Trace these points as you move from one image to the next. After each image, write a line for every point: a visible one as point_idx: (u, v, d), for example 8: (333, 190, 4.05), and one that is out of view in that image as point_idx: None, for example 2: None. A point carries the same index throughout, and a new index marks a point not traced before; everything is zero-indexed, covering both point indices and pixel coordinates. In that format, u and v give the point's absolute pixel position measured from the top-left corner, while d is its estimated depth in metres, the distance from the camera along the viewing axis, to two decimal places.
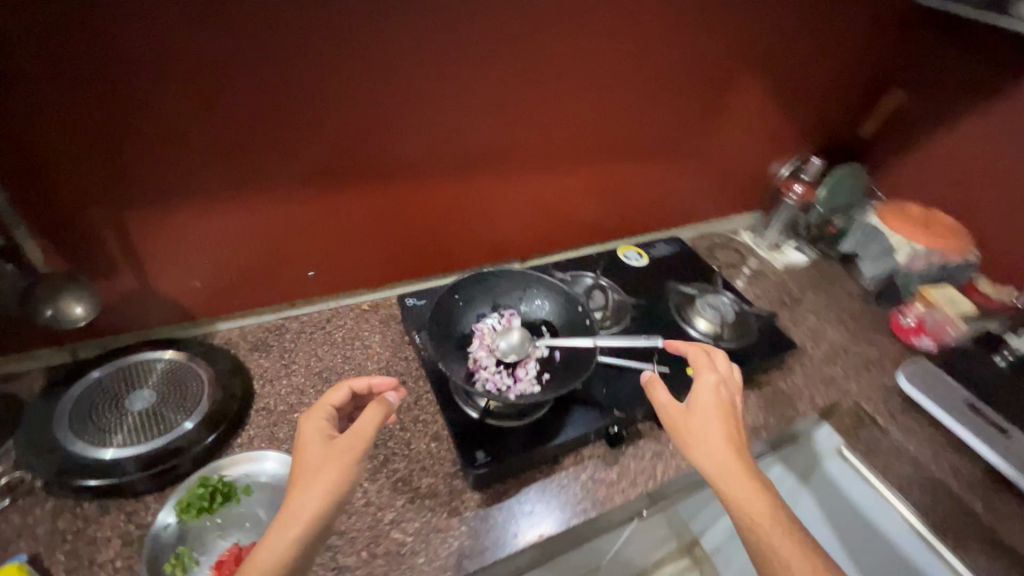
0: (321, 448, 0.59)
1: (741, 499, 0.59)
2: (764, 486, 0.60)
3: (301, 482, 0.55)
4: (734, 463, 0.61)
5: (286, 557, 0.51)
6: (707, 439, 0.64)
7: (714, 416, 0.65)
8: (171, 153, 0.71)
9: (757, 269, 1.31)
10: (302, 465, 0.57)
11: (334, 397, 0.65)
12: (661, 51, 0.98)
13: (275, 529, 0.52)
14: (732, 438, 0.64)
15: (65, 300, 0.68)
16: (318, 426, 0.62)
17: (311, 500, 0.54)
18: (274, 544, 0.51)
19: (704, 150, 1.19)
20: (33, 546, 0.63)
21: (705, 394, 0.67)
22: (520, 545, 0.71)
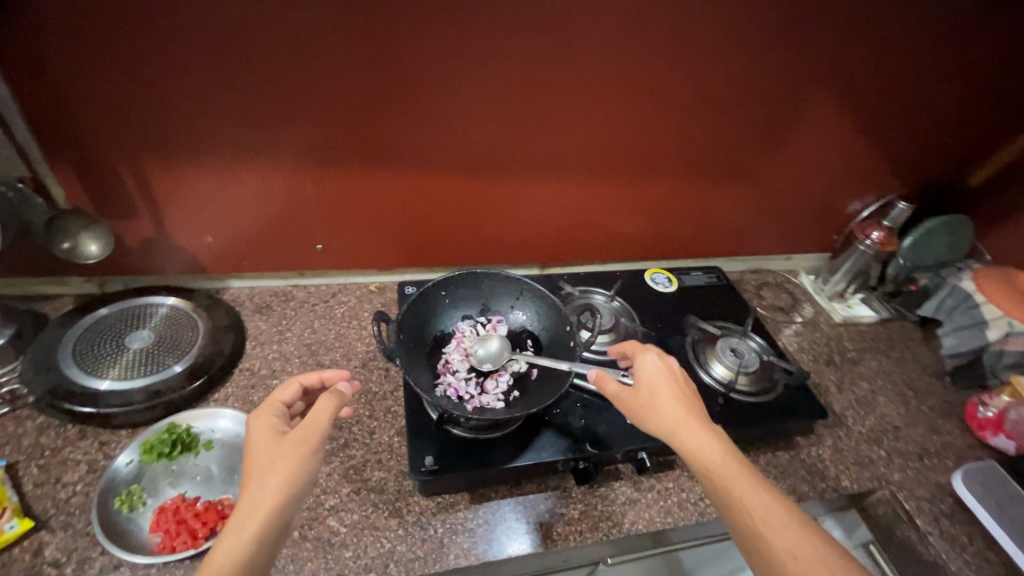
0: (272, 441, 0.54)
1: (710, 457, 0.56)
2: (725, 438, 0.58)
3: (255, 475, 0.51)
4: (693, 425, 0.59)
5: (246, 555, 0.46)
6: (663, 411, 0.61)
7: (665, 386, 0.63)
8: (191, 115, 0.74)
9: (809, 318, 1.15)
10: (252, 461, 0.53)
11: (283, 393, 0.62)
12: (727, 66, 0.86)
13: (230, 529, 0.47)
14: (686, 402, 0.62)
15: (83, 238, 0.75)
16: (267, 422, 0.57)
17: (267, 493, 0.49)
18: (231, 542, 0.46)
19: (765, 179, 1.06)
20: (16, 454, 0.69)
21: (650, 367, 0.65)
22: (452, 564, 0.67)
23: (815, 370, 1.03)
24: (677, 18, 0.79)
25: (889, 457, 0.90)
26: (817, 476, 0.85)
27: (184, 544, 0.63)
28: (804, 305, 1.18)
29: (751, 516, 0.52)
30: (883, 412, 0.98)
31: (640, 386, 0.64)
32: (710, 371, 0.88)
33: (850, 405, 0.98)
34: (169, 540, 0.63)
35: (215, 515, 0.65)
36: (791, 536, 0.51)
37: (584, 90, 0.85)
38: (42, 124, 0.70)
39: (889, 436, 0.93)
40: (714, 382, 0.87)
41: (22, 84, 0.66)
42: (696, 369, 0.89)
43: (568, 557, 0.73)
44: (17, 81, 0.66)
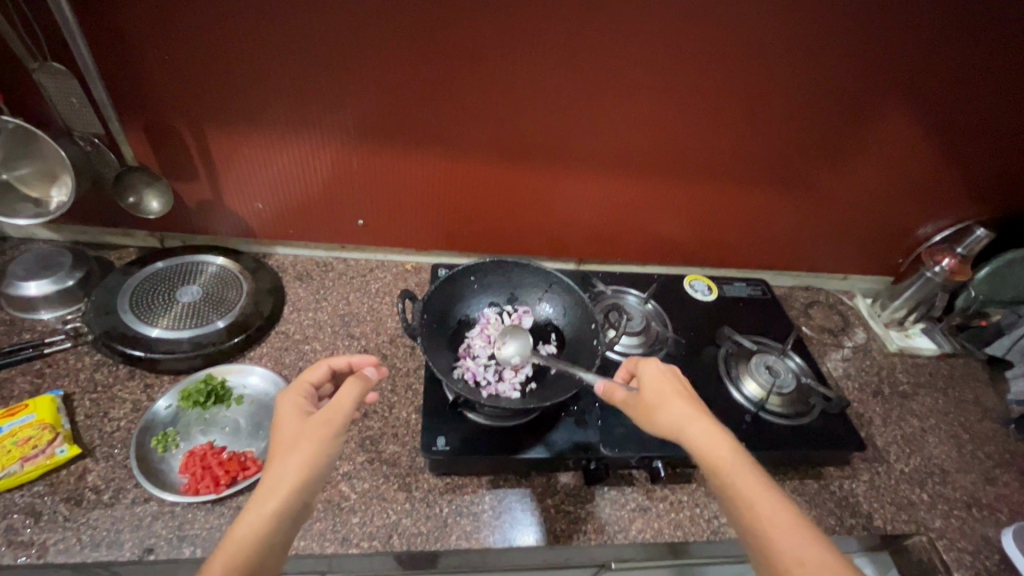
0: (297, 423, 0.56)
1: (721, 457, 0.56)
2: (733, 440, 0.58)
3: (278, 455, 0.53)
4: (704, 424, 0.59)
5: (265, 529, 0.48)
6: (672, 410, 0.60)
7: (672, 388, 0.63)
8: (251, 86, 0.77)
9: (859, 344, 1.08)
10: (278, 441, 0.54)
11: (312, 374, 0.62)
12: (795, 69, 0.81)
13: (251, 505, 0.49)
14: (692, 403, 0.61)
15: (147, 195, 0.85)
16: (295, 404, 0.59)
17: (287, 474, 0.51)
18: (254, 517, 0.48)
19: (826, 192, 0.99)
20: (73, 386, 0.76)
21: (654, 369, 0.65)
22: (453, 544, 0.68)
23: (859, 399, 0.97)
24: (742, 15, 0.75)
25: (931, 502, 0.83)
26: (846, 510, 0.80)
27: (206, 488, 0.67)
28: (856, 329, 1.11)
29: (765, 516, 0.51)
30: (931, 452, 0.90)
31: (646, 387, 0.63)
32: (741, 388, 0.84)
33: (895, 441, 0.91)
34: (194, 483, 0.67)
35: (237, 466, 0.69)
36: (801, 537, 0.50)
37: (637, 85, 0.82)
38: (119, 86, 0.75)
39: (935, 480, 0.86)
40: (744, 400, 0.83)
41: (103, 48, 0.71)
42: (726, 384, 0.85)
43: (570, 555, 0.73)
44: (99, 44, 0.71)
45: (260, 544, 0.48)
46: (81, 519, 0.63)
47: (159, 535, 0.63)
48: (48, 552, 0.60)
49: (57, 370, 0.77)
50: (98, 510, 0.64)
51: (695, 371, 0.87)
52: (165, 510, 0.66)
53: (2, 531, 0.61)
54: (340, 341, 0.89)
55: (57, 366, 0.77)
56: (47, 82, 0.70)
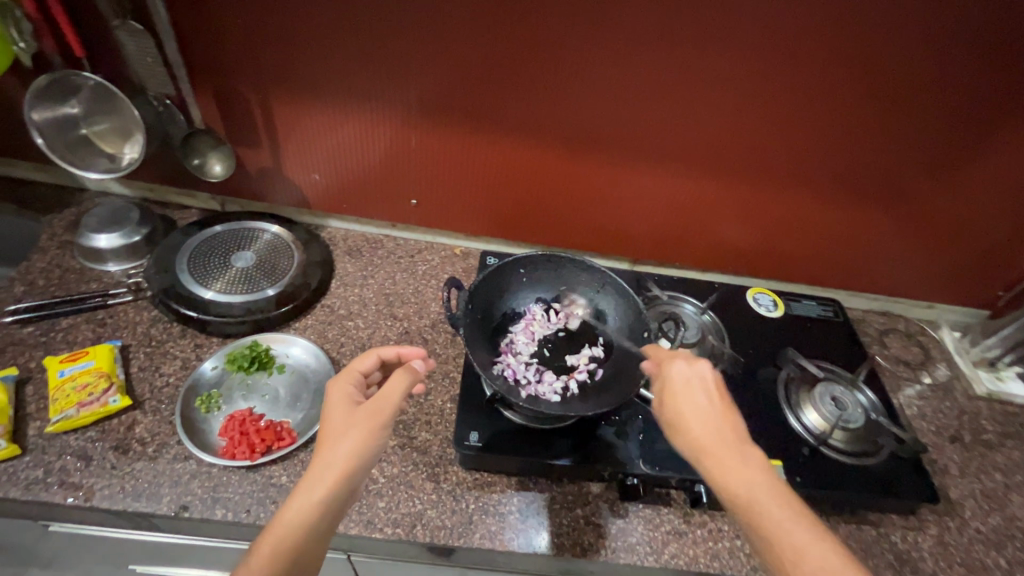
0: (347, 411, 0.55)
1: (742, 493, 0.51)
2: (763, 470, 0.52)
3: (327, 442, 0.52)
4: (727, 455, 0.53)
5: (312, 516, 0.48)
6: (692, 433, 0.55)
7: (699, 403, 0.57)
8: (317, 55, 0.76)
9: (940, 382, 0.97)
10: (327, 428, 0.53)
11: (362, 362, 0.61)
12: (905, 67, 0.72)
13: (297, 492, 0.49)
14: (719, 422, 0.55)
15: (211, 158, 0.86)
16: (344, 392, 0.57)
17: (336, 463, 0.50)
18: (299, 504, 0.48)
19: (922, 211, 0.89)
20: (130, 338, 0.79)
21: (679, 376, 0.59)
22: (475, 543, 0.66)
23: (934, 444, 0.87)
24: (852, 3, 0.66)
25: (1010, 569, 0.74)
26: (908, 566, 0.72)
27: (242, 454, 0.68)
28: (938, 364, 1.00)
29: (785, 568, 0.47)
30: (1015, 513, 0.80)
31: (667, 400, 0.58)
32: (801, 418, 0.77)
33: (972, 495, 0.81)
34: (232, 447, 0.68)
35: (273, 435, 0.70)
36: None
37: (720, 76, 0.75)
38: (194, 49, 0.76)
39: (1016, 544, 0.76)
40: (804, 430, 0.76)
41: (180, 9, 0.72)
42: (785, 412, 0.78)
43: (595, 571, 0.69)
44: (177, 5, 0.71)
45: (305, 533, 0.47)
46: (126, 468, 0.66)
47: (195, 493, 0.65)
48: (95, 496, 0.63)
49: (117, 321, 0.80)
50: (141, 462, 0.67)
51: (751, 392, 0.80)
52: (203, 470, 0.67)
53: (56, 470, 0.64)
54: (382, 321, 0.88)
55: (117, 317, 0.81)
56: (127, 41, 0.72)
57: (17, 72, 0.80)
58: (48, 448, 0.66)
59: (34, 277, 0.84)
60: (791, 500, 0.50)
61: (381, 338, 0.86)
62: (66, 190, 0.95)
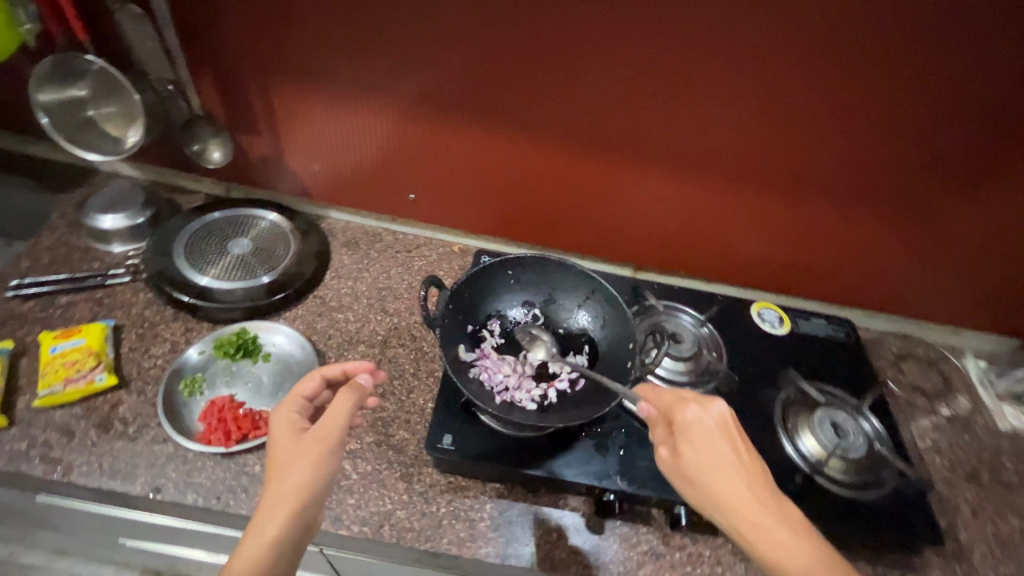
0: (291, 441, 0.54)
1: (788, 562, 0.46)
2: (802, 530, 0.48)
3: (273, 476, 0.51)
4: (764, 517, 0.49)
5: (266, 556, 0.48)
6: (720, 493, 0.51)
7: (722, 456, 0.52)
8: (316, 44, 0.76)
9: (960, 414, 0.90)
10: (272, 462, 0.53)
11: (305, 386, 0.60)
12: (926, 72, 0.68)
13: (248, 533, 0.49)
14: (748, 477, 0.51)
15: (211, 145, 0.86)
16: (288, 421, 0.57)
17: (283, 498, 0.50)
18: (253, 545, 0.48)
19: (946, 230, 0.83)
20: (124, 319, 0.80)
21: (696, 424, 0.55)
22: (443, 548, 0.65)
23: (947, 480, 0.81)
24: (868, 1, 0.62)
25: None
26: None
27: (218, 441, 0.68)
28: (960, 395, 0.93)
29: None
30: None
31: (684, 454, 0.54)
32: (797, 443, 0.73)
33: (984, 539, 0.75)
34: (208, 433, 0.69)
35: (250, 424, 0.70)
36: None
37: (727, 77, 0.72)
38: (197, 35, 0.76)
39: None
40: (799, 456, 0.72)
41: None
42: (780, 435, 0.74)
43: None
44: None
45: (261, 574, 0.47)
46: (105, 447, 0.67)
47: (169, 476, 0.66)
48: (73, 472, 0.65)
49: (114, 301, 0.82)
50: (121, 442, 0.68)
51: (745, 412, 0.76)
52: (179, 454, 0.68)
53: (39, 444, 0.66)
54: (372, 315, 0.88)
55: (114, 296, 0.82)
56: (131, 25, 0.73)
57: (32, 53, 0.82)
58: (34, 422, 0.68)
59: (40, 253, 0.86)
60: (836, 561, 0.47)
61: (369, 333, 0.85)
62: (78, 170, 0.97)
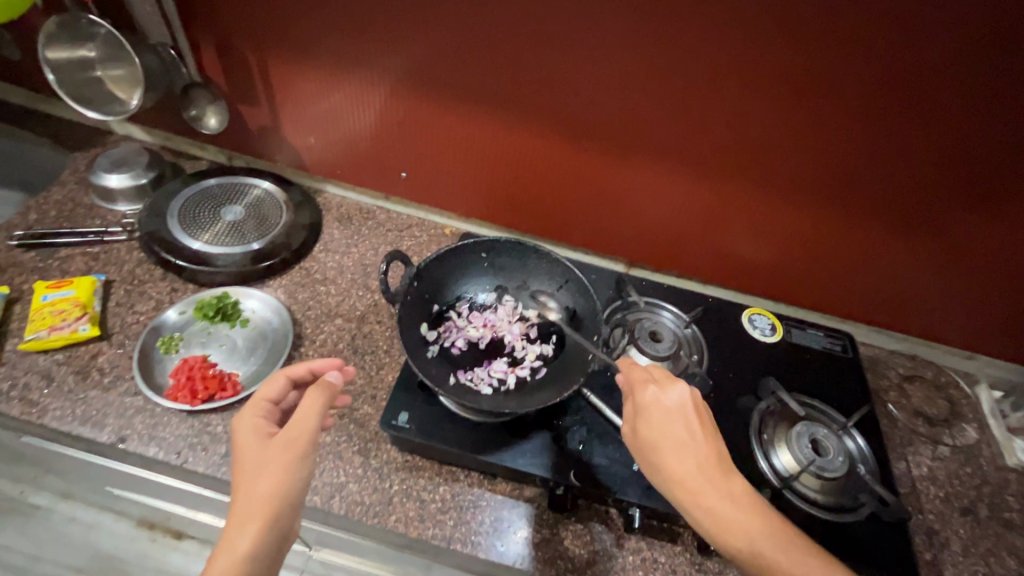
0: (258, 448, 0.52)
1: (732, 537, 0.48)
2: (749, 507, 0.49)
3: (241, 486, 0.49)
4: (711, 495, 0.50)
5: (240, 572, 0.46)
6: (670, 472, 0.52)
7: (676, 435, 0.53)
8: (308, 15, 0.76)
9: (965, 444, 0.84)
10: (240, 470, 0.51)
11: (271, 390, 0.58)
12: (940, 73, 0.62)
13: (221, 547, 0.47)
14: (700, 457, 0.52)
15: (208, 111, 0.90)
16: (253, 426, 0.54)
17: (255, 507, 0.48)
18: (227, 557, 0.46)
19: (961, 246, 0.77)
20: (115, 275, 0.83)
21: (654, 404, 0.55)
22: (391, 524, 0.65)
23: (938, 512, 0.75)
24: None
25: None
26: None
27: (184, 398, 0.70)
28: (967, 425, 0.86)
29: None
30: None
31: (642, 433, 0.55)
32: (772, 457, 0.69)
33: None
34: (176, 389, 0.70)
35: (217, 384, 0.71)
36: None
37: (721, 69, 0.68)
38: (194, 1, 0.78)
39: None
40: (772, 471, 0.68)
41: None
42: (755, 448, 0.70)
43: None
44: None
45: None
46: (80, 394, 0.70)
47: (135, 428, 0.68)
48: (46, 415, 0.68)
49: (109, 257, 0.85)
50: (95, 391, 0.70)
51: (718, 419, 0.73)
52: (148, 408, 0.70)
53: (20, 386, 0.69)
54: (354, 290, 0.88)
55: (110, 253, 0.85)
56: None
57: (48, 15, 0.85)
58: (18, 364, 0.71)
59: (48, 208, 0.91)
60: (780, 536, 0.49)
61: (348, 307, 0.85)
62: (93, 131, 1.01)
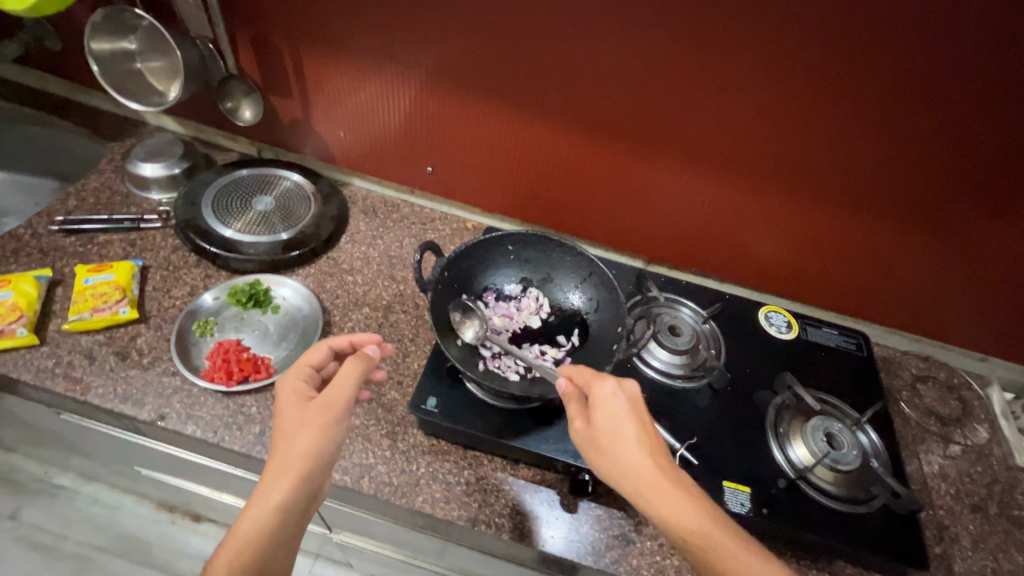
0: (298, 410, 0.55)
1: (687, 526, 0.49)
2: (697, 498, 0.51)
3: (280, 444, 0.53)
4: (665, 483, 0.51)
5: (273, 521, 0.50)
6: (625, 462, 0.52)
7: (628, 429, 0.54)
8: (344, 12, 0.78)
9: (976, 444, 0.85)
10: (280, 427, 0.55)
11: (313, 355, 0.61)
12: (957, 78, 0.63)
13: (256, 498, 0.51)
14: (650, 448, 0.53)
15: (243, 104, 0.93)
16: (295, 388, 0.58)
17: (291, 464, 0.51)
18: (259, 508, 0.50)
19: (973, 246, 0.78)
20: (151, 260, 0.86)
21: (606, 399, 0.56)
22: (418, 505, 0.67)
23: (948, 508, 0.77)
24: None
25: None
26: None
27: (219, 380, 0.72)
28: (978, 425, 0.88)
29: None
30: None
31: (597, 425, 0.55)
32: (787, 450, 0.71)
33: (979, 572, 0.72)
34: (212, 371, 0.73)
35: (251, 367, 0.74)
36: None
37: (744, 71, 0.70)
38: None
39: None
40: (788, 463, 0.70)
41: None
42: (771, 441, 0.72)
43: (534, 557, 0.68)
44: None
45: (269, 537, 0.50)
46: (121, 373, 0.73)
47: (173, 407, 0.71)
48: (90, 392, 0.71)
49: (145, 243, 0.88)
50: (135, 370, 0.73)
51: (735, 412, 0.75)
52: (185, 387, 0.73)
53: (64, 363, 0.73)
54: (380, 280, 0.90)
55: (146, 240, 0.88)
56: None
57: (92, 8, 0.88)
58: (61, 343, 0.74)
59: (86, 194, 0.94)
60: (724, 521, 0.50)
61: (375, 297, 0.88)
62: (128, 122, 1.04)
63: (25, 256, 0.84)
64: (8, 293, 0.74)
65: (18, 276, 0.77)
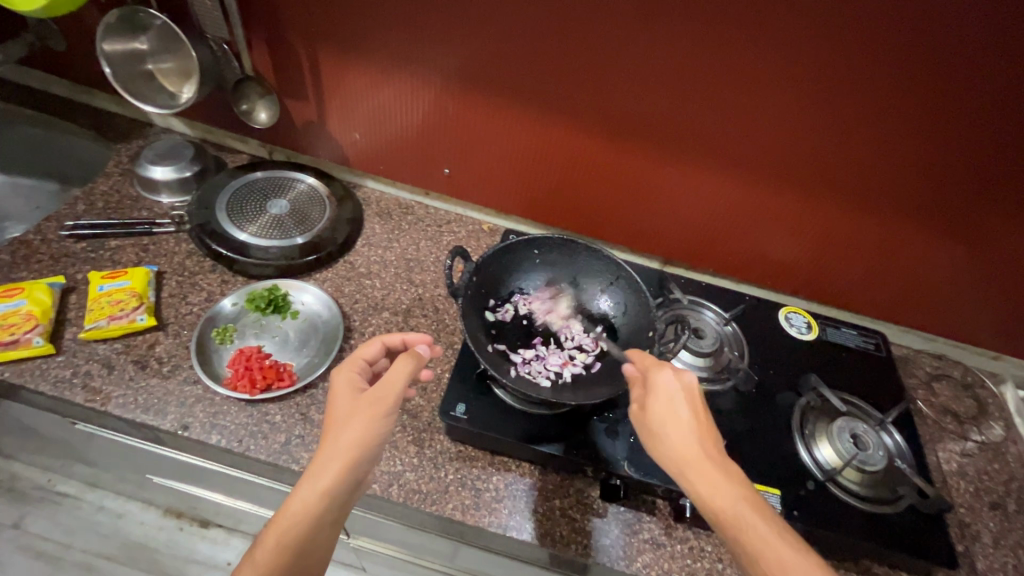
0: (349, 400, 0.55)
1: (726, 513, 0.48)
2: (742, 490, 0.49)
3: (332, 430, 0.52)
4: (708, 470, 0.50)
5: (320, 506, 0.49)
6: (674, 450, 0.52)
7: (681, 415, 0.54)
8: (362, 14, 0.77)
9: (992, 441, 0.86)
10: (332, 415, 0.54)
11: (367, 350, 0.61)
12: (987, 84, 0.63)
13: (304, 481, 0.50)
14: (700, 436, 0.52)
15: (258, 106, 0.92)
16: (347, 379, 0.57)
17: (340, 451, 0.51)
18: (306, 492, 0.49)
19: (994, 249, 0.78)
20: (166, 266, 0.84)
21: (664, 385, 0.56)
22: (447, 512, 0.67)
23: (968, 506, 0.78)
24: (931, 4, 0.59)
25: None
26: None
27: (243, 388, 0.71)
28: (994, 422, 0.89)
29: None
30: None
31: (650, 410, 0.55)
32: (814, 451, 0.72)
33: (1001, 569, 0.73)
34: (234, 379, 0.72)
35: (274, 374, 0.73)
36: None
37: (772, 78, 0.69)
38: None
39: None
40: (814, 464, 0.71)
41: None
42: (797, 442, 0.73)
43: (565, 562, 0.68)
44: None
45: (314, 522, 0.49)
46: (141, 382, 0.72)
47: (196, 416, 0.70)
48: (110, 403, 0.69)
49: (159, 249, 0.86)
50: (155, 379, 0.72)
51: (760, 414, 0.76)
52: (207, 396, 0.72)
53: (81, 373, 0.71)
54: (398, 284, 0.89)
55: (159, 245, 0.87)
56: None
57: (99, 8, 0.86)
58: (79, 353, 0.73)
59: (95, 198, 0.92)
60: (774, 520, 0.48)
61: (394, 301, 0.87)
62: (135, 123, 1.02)
63: (36, 263, 0.82)
64: (23, 302, 0.73)
65: (31, 284, 0.75)
